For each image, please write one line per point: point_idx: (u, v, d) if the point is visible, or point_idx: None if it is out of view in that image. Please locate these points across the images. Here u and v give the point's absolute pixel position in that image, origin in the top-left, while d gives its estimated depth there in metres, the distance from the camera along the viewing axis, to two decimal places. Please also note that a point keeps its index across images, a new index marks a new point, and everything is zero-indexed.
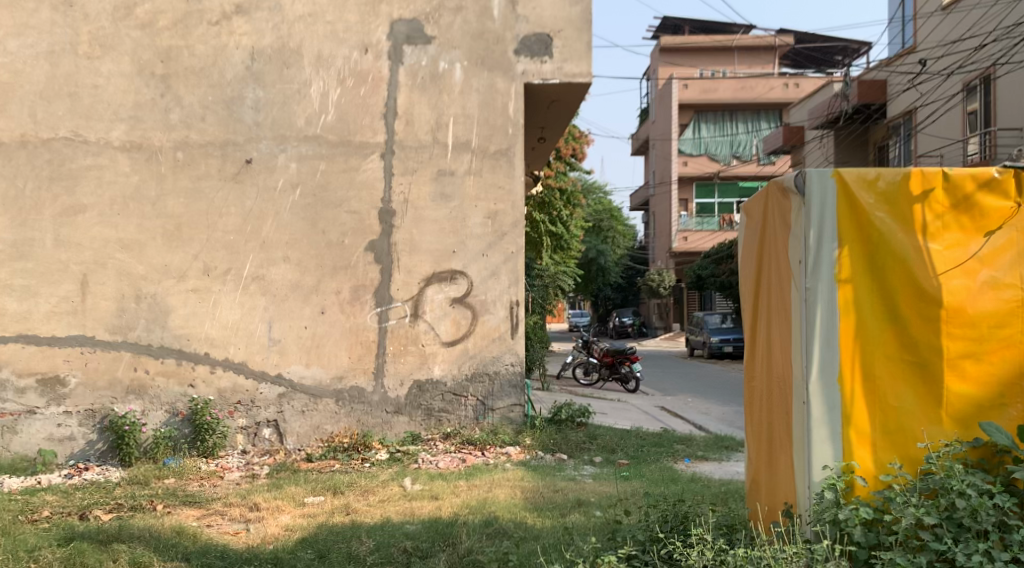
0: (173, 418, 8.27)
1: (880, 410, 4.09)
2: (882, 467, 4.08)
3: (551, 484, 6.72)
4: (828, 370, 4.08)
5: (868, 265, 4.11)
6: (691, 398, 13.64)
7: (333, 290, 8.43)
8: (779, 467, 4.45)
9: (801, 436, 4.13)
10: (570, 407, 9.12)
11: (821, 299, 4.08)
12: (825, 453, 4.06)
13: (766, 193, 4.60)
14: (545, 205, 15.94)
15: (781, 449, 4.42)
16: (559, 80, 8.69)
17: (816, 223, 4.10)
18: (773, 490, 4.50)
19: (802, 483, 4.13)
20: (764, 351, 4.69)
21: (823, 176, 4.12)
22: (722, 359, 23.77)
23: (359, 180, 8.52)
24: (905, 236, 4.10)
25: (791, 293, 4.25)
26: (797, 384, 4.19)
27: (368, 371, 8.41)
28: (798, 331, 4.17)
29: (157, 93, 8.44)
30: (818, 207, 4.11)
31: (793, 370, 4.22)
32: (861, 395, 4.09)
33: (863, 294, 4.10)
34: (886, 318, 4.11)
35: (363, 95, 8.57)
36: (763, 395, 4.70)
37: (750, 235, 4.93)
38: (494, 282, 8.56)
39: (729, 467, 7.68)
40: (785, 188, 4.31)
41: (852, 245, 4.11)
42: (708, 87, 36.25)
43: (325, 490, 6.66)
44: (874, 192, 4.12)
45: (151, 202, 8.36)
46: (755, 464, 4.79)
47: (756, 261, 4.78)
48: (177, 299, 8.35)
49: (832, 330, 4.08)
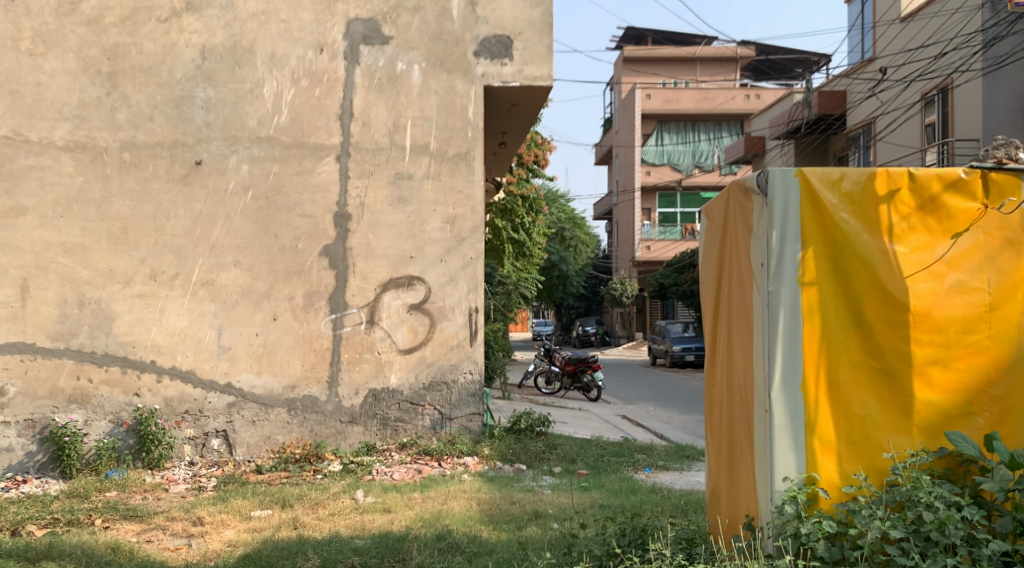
0: (118, 429, 7.95)
1: (845, 419, 3.96)
2: (846, 478, 3.95)
3: (508, 496, 6.52)
4: (791, 377, 3.95)
5: (832, 268, 3.99)
6: (653, 407, 13.52)
7: (285, 296, 8.18)
8: (740, 478, 4.31)
9: (763, 445, 4.00)
10: (530, 415, 8.94)
11: (783, 303, 3.95)
12: (788, 464, 3.92)
13: (727, 194, 4.47)
14: (508, 212, 15.76)
15: (742, 459, 4.28)
16: (519, 83, 8.53)
17: (779, 224, 3.97)
18: (733, 502, 4.36)
19: (763, 494, 4.00)
20: (724, 358, 4.55)
21: (786, 175, 3.99)
22: (685, 367, 23.75)
23: (313, 183, 8.29)
24: (870, 238, 3.99)
25: (753, 298, 4.11)
26: (759, 393, 4.05)
27: (322, 380, 8.16)
28: (760, 337, 4.04)
29: (104, 92, 8.14)
30: (781, 206, 3.98)
31: (755, 377, 4.09)
32: (825, 403, 3.95)
33: (827, 299, 3.98)
34: (851, 323, 3.99)
35: (318, 96, 8.35)
36: (723, 403, 4.56)
37: (711, 237, 4.79)
38: (453, 289, 8.37)
39: (690, 477, 7.54)
40: (748, 189, 4.17)
41: (816, 247, 3.98)
42: (671, 97, 36.39)
43: (273, 503, 6.41)
44: (839, 192, 4.00)
45: (96, 204, 8.06)
46: (715, 475, 4.65)
47: (717, 264, 4.64)
48: (122, 305, 8.04)
49: (795, 335, 3.95)
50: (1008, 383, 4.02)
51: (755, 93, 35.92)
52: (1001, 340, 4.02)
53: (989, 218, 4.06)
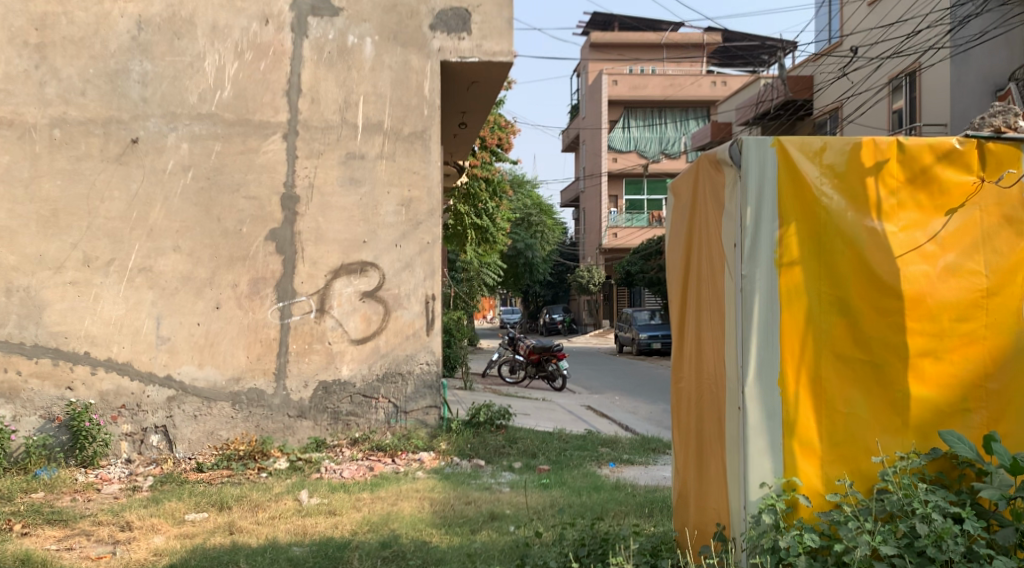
0: (49, 425, 7.44)
1: (828, 417, 3.62)
2: (828, 482, 3.61)
3: (463, 495, 6.11)
4: (768, 371, 3.59)
5: (813, 249, 3.63)
6: (618, 397, 13.18)
7: (229, 283, 7.70)
8: (710, 483, 3.95)
9: (736, 447, 3.65)
10: (490, 408, 8.52)
11: (759, 289, 3.59)
12: (765, 468, 3.57)
13: (696, 168, 4.10)
14: (471, 196, 15.27)
15: (712, 462, 3.93)
16: (477, 59, 8.11)
17: (754, 199, 3.62)
18: (703, 509, 4.00)
19: (736, 502, 3.65)
20: (693, 349, 4.18)
21: (763, 145, 3.64)
22: (651, 355, 23.48)
23: (259, 163, 7.81)
24: (855, 216, 3.63)
25: (726, 284, 3.75)
26: (731, 388, 3.69)
27: (269, 372, 7.70)
28: (733, 327, 3.68)
29: (31, 64, 7.58)
30: (756, 180, 3.62)
31: (727, 372, 3.73)
32: (806, 400, 3.60)
33: (809, 283, 3.62)
34: (835, 310, 3.63)
35: (263, 70, 7.86)
36: (691, 399, 4.20)
37: (679, 216, 4.43)
38: (408, 275, 7.94)
39: (656, 472, 7.19)
40: (719, 161, 3.81)
41: (795, 226, 3.63)
42: (639, 83, 36.05)
43: (210, 505, 5.96)
44: (821, 165, 3.65)
45: (23, 184, 7.51)
46: (682, 477, 4.29)
47: (684, 246, 4.27)
48: (52, 293, 7.51)
49: (772, 324, 3.60)
50: (1006, 376, 3.68)
51: (722, 79, 35.80)
52: (998, 329, 3.68)
53: (986, 192, 3.71)
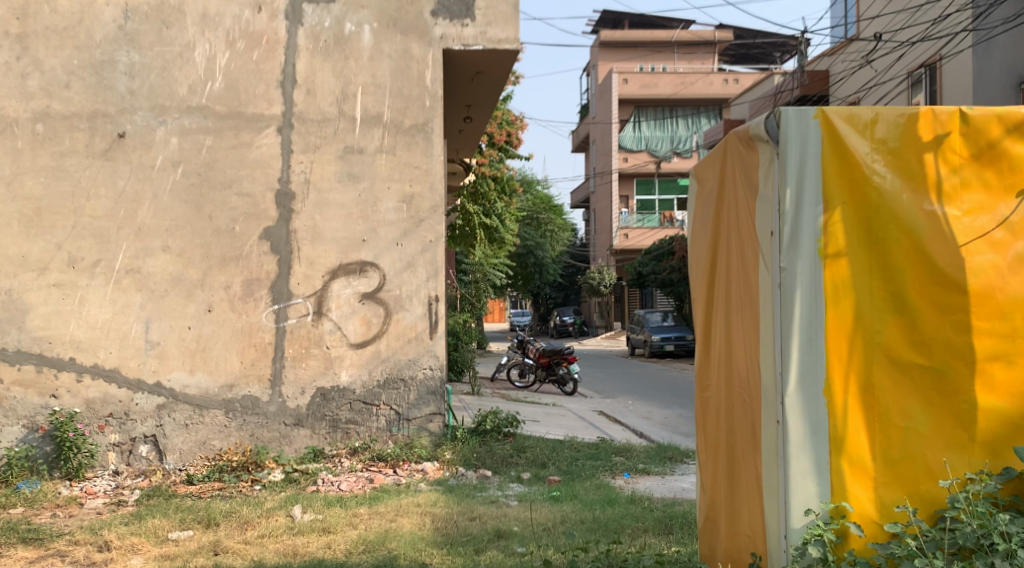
0: (32, 435, 7.05)
1: (882, 432, 3.39)
2: (881, 504, 3.39)
3: (467, 511, 5.68)
4: (811, 379, 3.37)
5: (863, 237, 3.42)
6: (631, 401, 12.73)
7: (221, 284, 7.31)
8: (742, 499, 3.70)
9: (774, 463, 3.42)
10: (497, 415, 8.07)
11: (799, 283, 3.37)
12: (810, 490, 3.35)
13: (724, 149, 3.87)
14: (479, 195, 14.88)
15: (745, 473, 3.69)
16: (482, 47, 7.69)
17: (794, 180, 3.40)
18: (735, 533, 3.74)
19: (775, 526, 3.42)
20: (721, 351, 3.93)
21: (804, 117, 3.42)
22: (664, 357, 23.01)
23: (252, 158, 7.42)
24: (911, 197, 3.42)
25: (759, 278, 3.54)
26: (767, 396, 3.46)
27: (264, 379, 7.30)
28: (768, 329, 3.46)
29: (13, 55, 7.22)
30: (796, 158, 3.41)
31: (762, 377, 3.51)
32: (855, 410, 3.38)
33: (856, 277, 3.40)
34: (889, 306, 3.41)
35: (256, 60, 7.46)
36: (719, 407, 3.94)
37: (704, 201, 4.18)
38: (410, 275, 7.53)
39: (674, 483, 6.75)
40: (752, 139, 3.57)
41: (840, 211, 3.41)
42: (649, 81, 35.56)
43: (196, 523, 5.56)
44: (871, 141, 3.43)
45: (5, 182, 7.14)
46: (709, 491, 4.02)
47: (710, 236, 4.03)
48: (36, 296, 7.14)
49: (815, 327, 3.38)
50: None
51: (733, 78, 35.30)
52: None
53: None
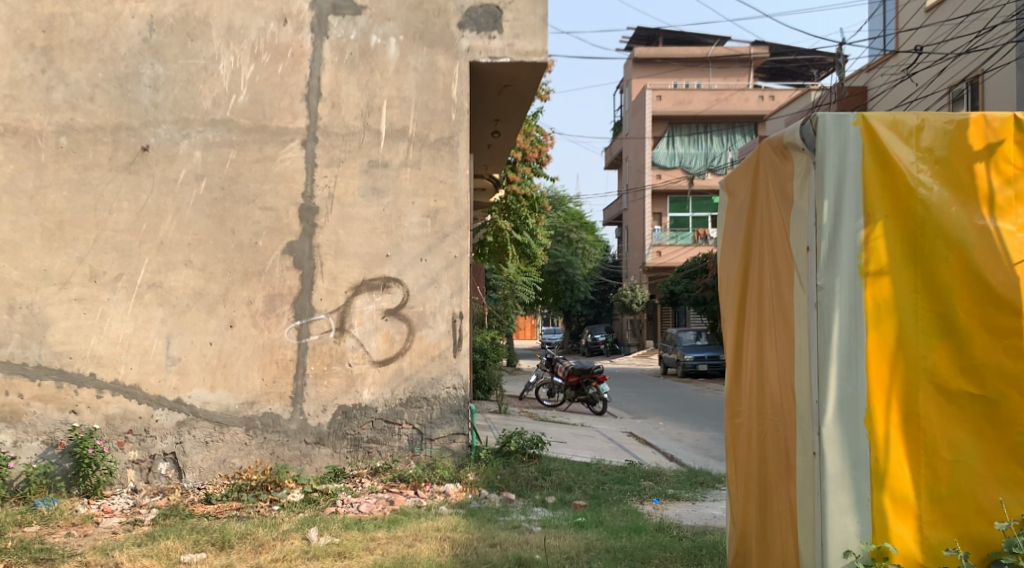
0: (52, 451, 6.97)
1: (928, 459, 3.50)
2: (927, 544, 3.48)
3: (488, 537, 5.47)
4: (852, 405, 3.49)
5: (908, 256, 3.53)
6: (662, 422, 12.44)
7: (243, 300, 7.20)
8: (778, 522, 3.82)
9: (812, 490, 3.54)
10: (522, 436, 7.84)
11: (839, 302, 3.50)
12: (850, 530, 3.46)
13: (760, 160, 4.00)
14: (510, 211, 14.72)
15: (780, 494, 3.81)
16: (509, 59, 7.55)
17: (833, 193, 3.53)
18: (768, 551, 3.87)
19: (812, 558, 3.54)
20: (753, 368, 4.05)
21: (843, 123, 3.55)
22: (697, 377, 22.63)
23: (276, 172, 7.32)
24: (960, 210, 3.53)
25: (796, 296, 3.66)
26: (805, 419, 3.58)
27: (285, 396, 7.16)
28: (805, 347, 3.57)
29: (38, 68, 7.20)
30: (835, 167, 3.54)
31: (799, 394, 3.63)
32: (897, 440, 3.49)
33: (898, 298, 3.51)
34: (935, 329, 3.51)
35: (280, 73, 7.38)
36: (752, 426, 4.06)
37: (736, 212, 4.32)
38: (434, 292, 7.37)
39: (704, 511, 6.49)
40: (787, 147, 3.73)
41: (882, 226, 3.53)
42: (683, 98, 35.31)
43: (209, 545, 5.42)
44: (916, 148, 3.56)
45: (28, 195, 7.10)
46: (741, 511, 4.13)
47: (743, 249, 4.16)
48: (57, 310, 7.07)
49: (856, 347, 3.50)
50: None
51: (769, 94, 34.92)
52: None
53: None
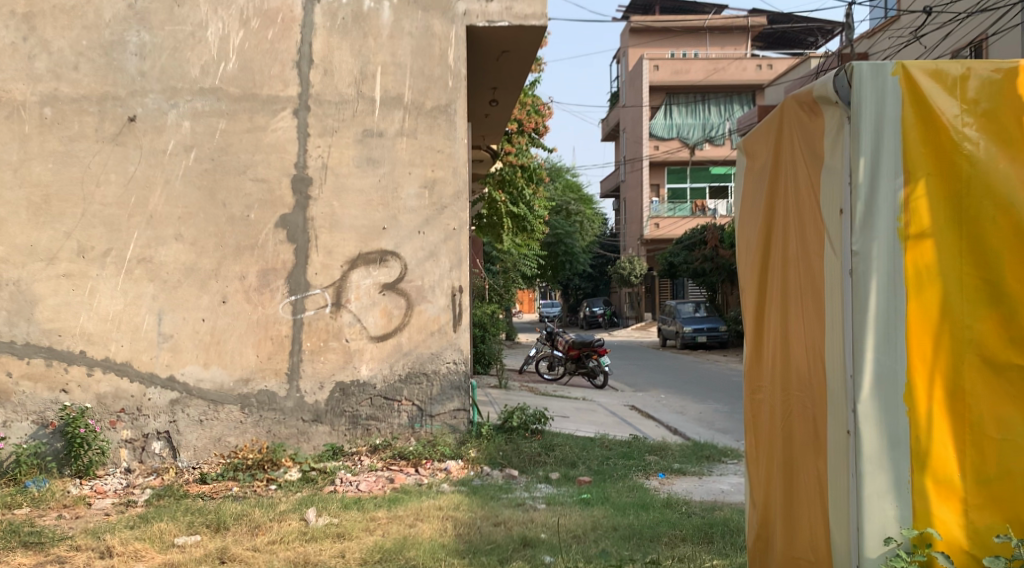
0: (42, 431, 6.78)
1: (974, 439, 3.31)
2: (974, 530, 3.30)
3: (491, 515, 5.30)
4: (890, 379, 3.33)
5: (952, 218, 3.34)
6: (664, 395, 12.32)
7: (237, 275, 7.00)
8: (806, 501, 3.69)
9: (846, 469, 3.41)
10: (524, 411, 7.65)
11: (876, 268, 3.34)
12: (889, 515, 3.32)
13: (787, 119, 3.83)
14: (506, 183, 14.49)
15: (808, 471, 3.68)
16: (507, 23, 7.30)
17: (870, 151, 3.36)
18: (795, 533, 3.74)
19: (847, 539, 3.41)
20: (777, 339, 3.89)
21: (881, 74, 3.37)
22: (696, 349, 22.52)
23: (267, 142, 7.09)
24: (1009, 166, 3.31)
25: (829, 263, 3.51)
26: (839, 393, 3.45)
27: (281, 373, 6.98)
28: (840, 316, 3.43)
29: (19, 36, 6.93)
30: (872, 121, 3.36)
31: (833, 367, 3.48)
32: (940, 417, 3.32)
33: (941, 263, 3.33)
34: (982, 297, 3.31)
35: (271, 39, 7.13)
36: (776, 399, 3.91)
37: (757, 175, 4.15)
38: (432, 265, 7.17)
39: (712, 485, 6.34)
40: (818, 102, 3.56)
41: (923, 185, 3.35)
42: (681, 68, 34.95)
43: (204, 526, 5.26)
44: (961, 100, 3.35)
45: (12, 168, 6.86)
46: (763, 490, 3.99)
47: (766, 215, 3.99)
48: (45, 287, 6.86)
49: (895, 317, 3.34)
50: None
51: (767, 63, 34.58)
52: None
53: None
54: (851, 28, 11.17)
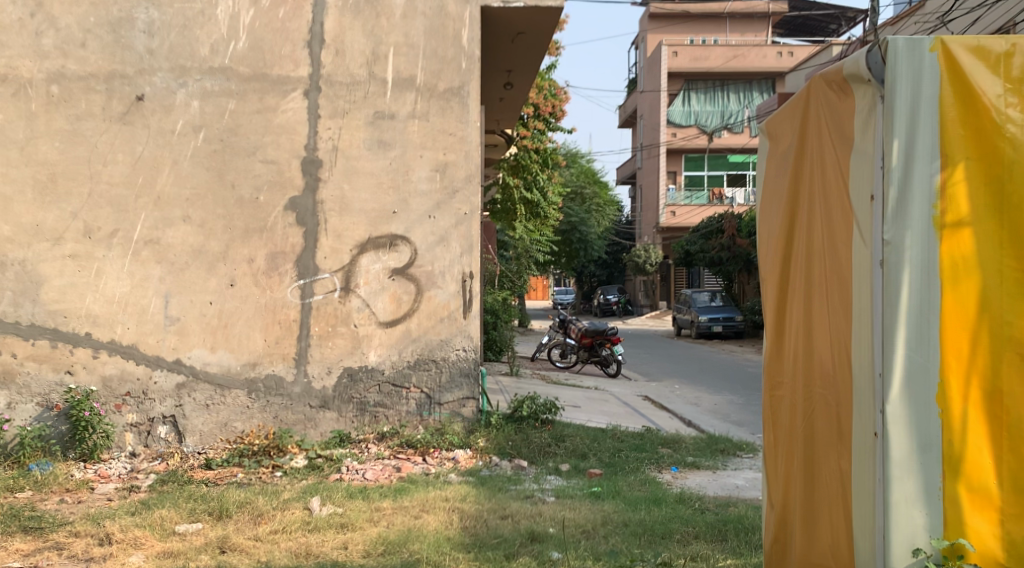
0: (47, 413, 6.70)
1: (1011, 444, 3.15)
2: (1010, 541, 3.14)
3: (499, 508, 5.18)
4: (922, 377, 3.18)
5: (991, 207, 3.17)
6: (677, 385, 12.17)
7: (244, 258, 6.88)
8: (829, 501, 3.56)
9: (873, 471, 3.27)
10: (534, 401, 7.51)
11: (909, 260, 3.19)
12: (917, 523, 3.18)
13: (815, 99, 3.68)
14: (521, 168, 14.32)
15: (831, 470, 3.55)
16: (523, 4, 7.13)
17: (904, 135, 3.20)
18: (815, 536, 3.61)
19: (873, 545, 3.28)
20: (801, 332, 3.75)
21: (919, 50, 3.21)
22: (711, 339, 22.33)
23: (277, 123, 6.96)
24: None
25: (858, 254, 3.36)
26: (867, 392, 3.31)
27: (288, 358, 6.87)
28: (870, 310, 3.28)
29: (26, 12, 6.81)
30: (907, 102, 3.20)
31: (861, 363, 3.34)
32: (975, 419, 3.17)
33: (979, 255, 3.17)
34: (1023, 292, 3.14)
35: (281, 18, 6.98)
36: (797, 395, 3.77)
37: (780, 159, 4.00)
38: (443, 250, 7.04)
39: (726, 480, 6.20)
40: (849, 82, 3.42)
41: (961, 170, 3.19)
42: (700, 54, 34.59)
43: (206, 514, 5.16)
44: (1004, 79, 3.17)
45: (18, 146, 6.75)
46: (782, 488, 3.86)
47: (790, 202, 3.84)
48: (50, 268, 6.76)
49: (928, 311, 3.19)
50: None
51: (788, 50, 34.17)
52: None
53: None
54: (876, 13, 10.92)
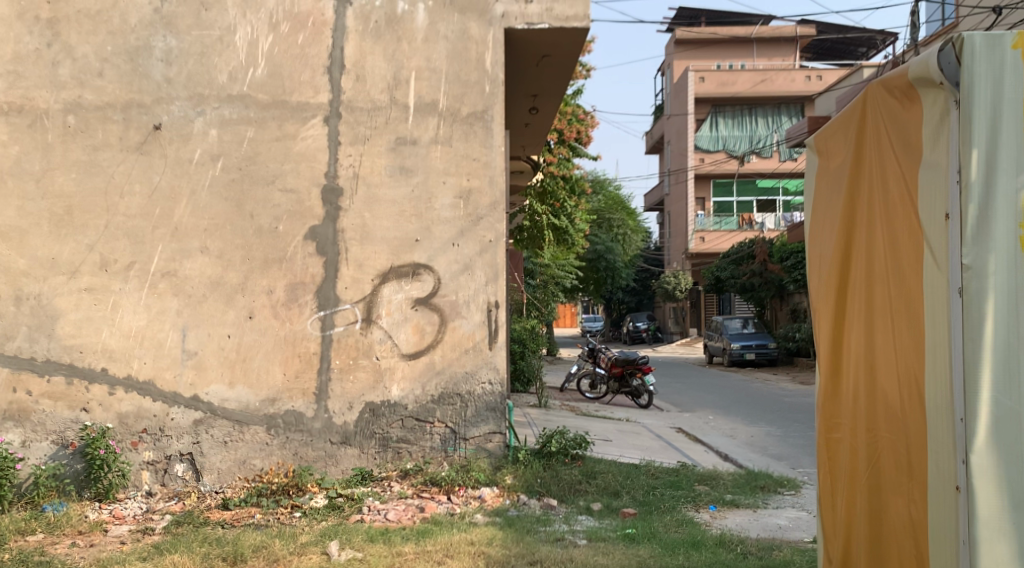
0: (62, 452, 6.50)
1: None
2: None
3: (528, 552, 4.88)
4: (1010, 420, 2.88)
5: None
6: (711, 416, 11.80)
7: (263, 289, 6.68)
8: (902, 552, 3.28)
9: (955, 526, 2.97)
10: (563, 436, 7.20)
11: (992, 287, 2.90)
12: None
13: (880, 110, 3.43)
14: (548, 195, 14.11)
15: (902, 514, 3.28)
16: (548, 25, 6.92)
17: (984, 150, 2.92)
18: None
19: None
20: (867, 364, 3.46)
21: (999, 53, 2.93)
22: (743, 367, 21.88)
23: (297, 150, 6.78)
24: None
25: (934, 280, 3.07)
26: (946, 436, 3.01)
27: (308, 393, 6.64)
28: (948, 344, 2.99)
29: (43, 42, 6.73)
30: (986, 113, 2.93)
31: (940, 403, 3.04)
32: None
33: None
34: None
35: (301, 43, 6.84)
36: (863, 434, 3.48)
37: (839, 177, 3.73)
38: (467, 279, 6.79)
39: (767, 520, 5.86)
40: (922, 90, 3.15)
41: None
42: (727, 79, 34.37)
43: (220, 559, 4.91)
44: None
45: (34, 178, 6.63)
46: (846, 535, 3.58)
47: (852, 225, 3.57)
48: (66, 302, 6.60)
49: (1014, 345, 2.89)
50: None
51: (817, 74, 33.85)
52: None
53: None
54: (914, 30, 10.65)
